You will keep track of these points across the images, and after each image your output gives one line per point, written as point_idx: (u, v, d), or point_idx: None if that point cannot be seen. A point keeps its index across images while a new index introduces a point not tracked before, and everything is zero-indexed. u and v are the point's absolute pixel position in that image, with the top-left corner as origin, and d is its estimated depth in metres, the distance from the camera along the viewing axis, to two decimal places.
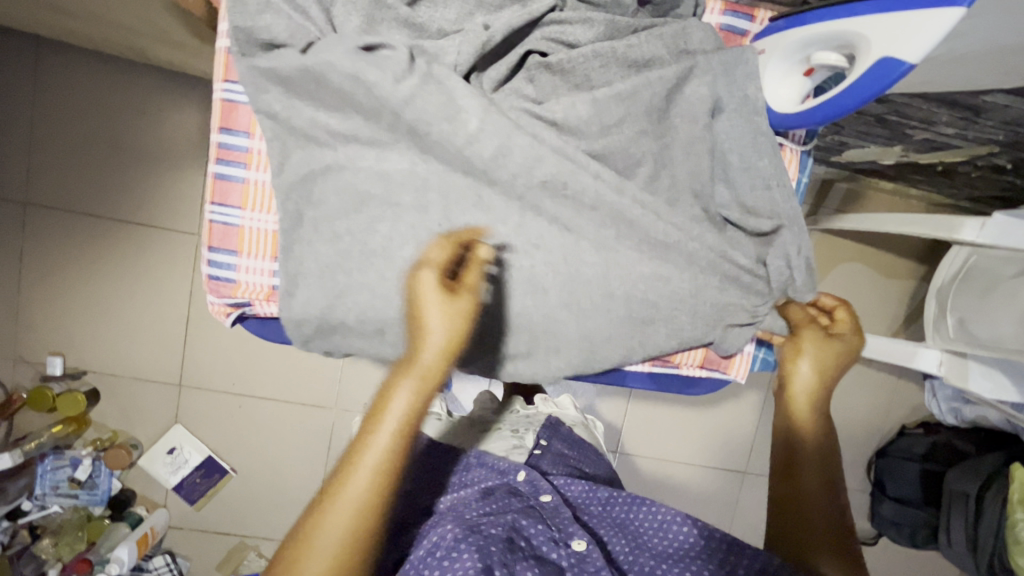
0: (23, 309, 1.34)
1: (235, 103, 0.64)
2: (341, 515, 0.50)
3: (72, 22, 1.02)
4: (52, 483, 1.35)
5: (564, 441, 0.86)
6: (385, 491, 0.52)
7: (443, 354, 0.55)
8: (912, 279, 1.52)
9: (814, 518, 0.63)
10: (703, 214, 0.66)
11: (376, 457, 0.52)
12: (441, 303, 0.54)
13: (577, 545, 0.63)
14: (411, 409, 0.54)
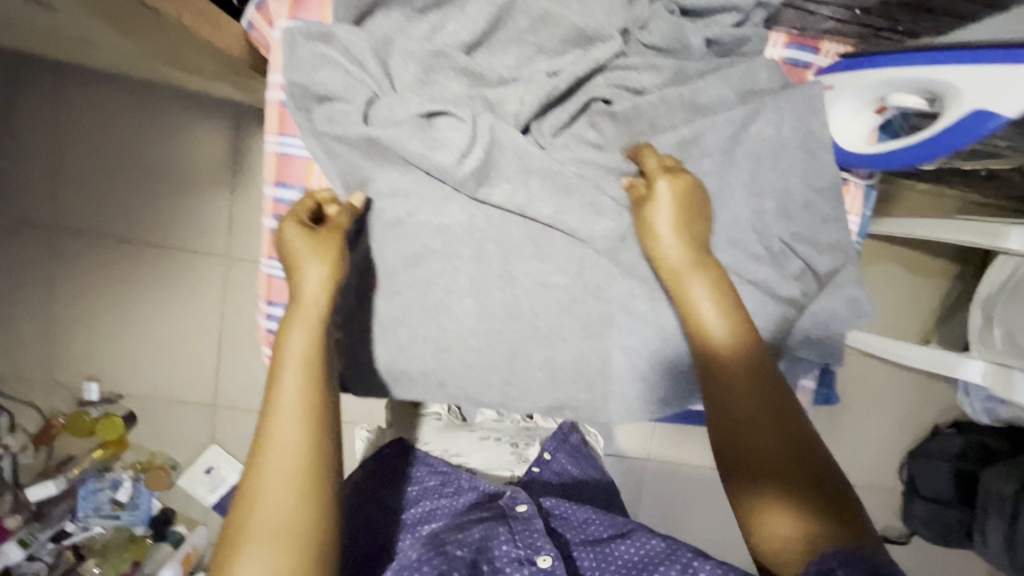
0: (57, 334, 1.35)
1: (290, 159, 0.64)
2: (276, 462, 0.47)
3: (94, 52, 0.99)
4: (94, 505, 1.34)
5: (569, 455, 0.88)
6: (320, 425, 0.50)
7: (325, 283, 0.56)
8: (950, 279, 1.47)
9: (768, 455, 0.51)
10: (766, 251, 0.64)
11: (294, 399, 0.50)
12: (313, 244, 0.57)
13: (543, 562, 0.61)
14: (309, 344, 0.53)
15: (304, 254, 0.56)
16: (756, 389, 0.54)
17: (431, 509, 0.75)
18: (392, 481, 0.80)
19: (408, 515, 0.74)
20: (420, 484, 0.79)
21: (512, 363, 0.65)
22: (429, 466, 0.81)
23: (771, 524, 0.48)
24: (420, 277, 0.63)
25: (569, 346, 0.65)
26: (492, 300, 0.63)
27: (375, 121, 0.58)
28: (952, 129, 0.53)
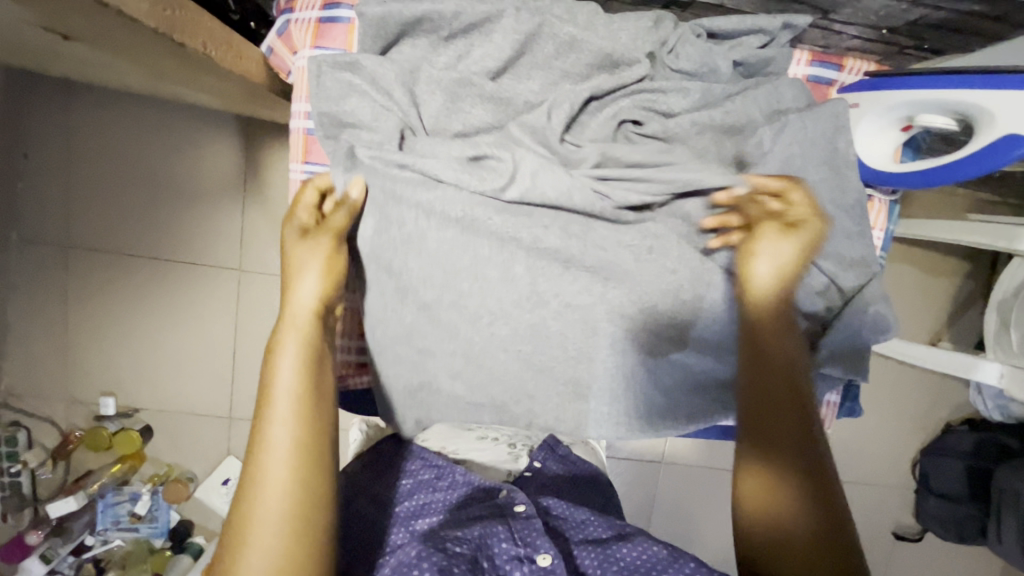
0: (72, 351, 1.35)
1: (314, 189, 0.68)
2: (265, 497, 0.48)
3: (100, 74, 0.98)
4: (113, 518, 1.35)
5: (562, 461, 0.94)
6: (311, 455, 0.51)
7: (316, 305, 0.59)
8: (960, 277, 1.47)
9: (783, 430, 0.57)
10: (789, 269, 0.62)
11: (284, 429, 0.52)
12: (310, 245, 0.60)
13: (543, 560, 0.64)
14: (298, 369, 0.55)
15: (304, 263, 0.60)
16: (792, 392, 0.58)
17: (425, 502, 0.78)
18: (387, 474, 0.85)
19: (400, 508, 0.78)
20: (414, 477, 0.83)
21: (539, 383, 0.65)
22: (425, 461, 0.85)
23: (751, 482, 0.56)
24: (445, 299, 0.62)
25: (597, 365, 0.65)
26: (520, 320, 0.63)
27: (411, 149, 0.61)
28: (976, 155, 0.57)
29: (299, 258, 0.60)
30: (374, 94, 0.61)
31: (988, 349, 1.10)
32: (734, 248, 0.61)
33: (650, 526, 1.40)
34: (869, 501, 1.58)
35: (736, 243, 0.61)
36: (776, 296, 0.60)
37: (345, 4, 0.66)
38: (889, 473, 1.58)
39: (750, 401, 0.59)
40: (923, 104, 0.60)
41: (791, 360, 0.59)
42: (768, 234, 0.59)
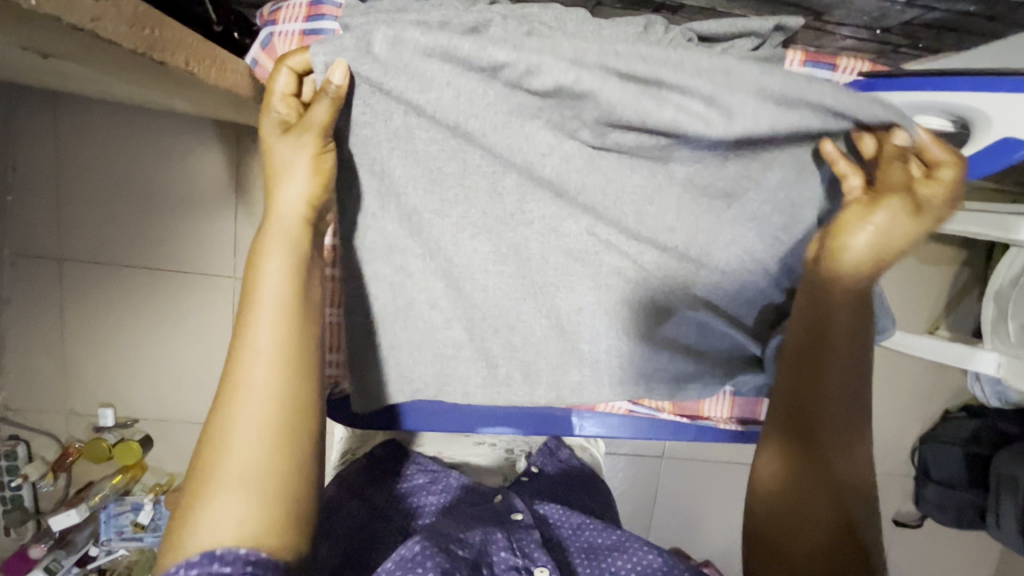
0: (69, 363, 1.34)
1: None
2: (249, 398, 0.50)
3: (87, 87, 0.97)
4: (116, 528, 1.32)
5: (557, 467, 0.97)
6: (296, 362, 0.52)
7: (305, 209, 0.56)
8: (957, 265, 1.47)
9: (821, 411, 0.60)
10: (770, 273, 0.64)
11: (268, 334, 0.52)
12: (290, 146, 0.54)
13: (540, 572, 0.64)
14: (285, 273, 0.54)
15: (290, 160, 0.55)
16: (842, 381, 0.60)
17: (420, 505, 0.83)
18: (383, 479, 0.89)
19: (393, 511, 0.82)
20: (409, 481, 0.88)
21: (537, 389, 0.65)
22: (420, 466, 0.90)
23: (768, 466, 0.63)
24: (444, 308, 0.64)
25: (595, 371, 0.64)
26: (512, 331, 0.64)
27: (407, 160, 0.58)
28: (978, 156, 0.56)
29: (284, 158, 0.55)
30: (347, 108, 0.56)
31: (985, 338, 1.10)
32: (852, 201, 0.56)
33: (651, 522, 1.40)
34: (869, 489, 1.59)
35: (862, 197, 0.55)
36: (869, 269, 0.57)
37: (330, 14, 0.63)
38: (888, 461, 1.58)
39: (795, 361, 0.62)
40: (923, 108, 0.58)
41: (851, 320, 0.60)
42: (900, 208, 0.54)
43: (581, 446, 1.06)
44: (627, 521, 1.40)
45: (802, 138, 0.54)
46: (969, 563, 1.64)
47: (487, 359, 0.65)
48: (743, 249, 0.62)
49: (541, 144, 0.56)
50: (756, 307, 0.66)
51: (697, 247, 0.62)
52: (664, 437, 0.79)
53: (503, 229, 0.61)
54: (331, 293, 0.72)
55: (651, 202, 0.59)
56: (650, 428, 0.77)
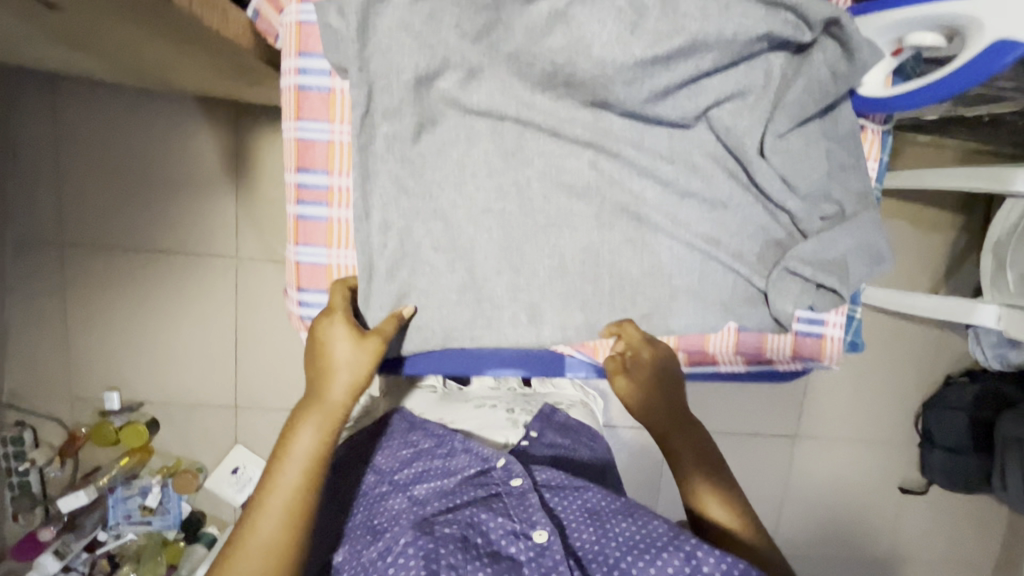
0: (74, 346, 1.34)
1: (312, 223, 0.62)
2: (252, 561, 0.52)
3: (86, 60, 0.96)
4: (124, 512, 1.33)
5: (558, 429, 0.90)
6: (301, 524, 0.54)
7: (348, 397, 0.60)
8: (955, 229, 1.48)
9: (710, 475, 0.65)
10: (766, 205, 0.65)
11: (284, 499, 0.55)
12: (352, 345, 0.60)
13: (538, 537, 0.63)
14: (316, 447, 0.57)
15: (345, 359, 0.60)
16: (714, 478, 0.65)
17: (424, 471, 0.75)
18: (388, 444, 0.80)
19: (398, 475, 0.75)
20: (414, 446, 0.79)
21: (544, 331, 0.65)
22: (426, 431, 0.81)
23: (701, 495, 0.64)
24: (446, 249, 0.63)
25: (599, 307, 0.65)
26: (516, 270, 0.64)
27: (401, 92, 0.58)
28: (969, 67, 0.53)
29: (343, 356, 0.60)
30: (341, 40, 0.56)
31: (985, 293, 1.12)
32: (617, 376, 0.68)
33: (659, 494, 1.40)
34: (876, 457, 1.59)
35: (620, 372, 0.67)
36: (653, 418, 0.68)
37: None
38: (894, 430, 1.58)
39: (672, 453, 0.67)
40: (910, 23, 0.57)
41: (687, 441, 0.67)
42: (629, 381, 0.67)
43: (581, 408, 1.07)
44: (636, 492, 1.40)
45: (751, 50, 0.57)
46: (977, 530, 1.64)
47: (490, 298, 0.64)
48: (740, 181, 0.64)
49: (534, 74, 0.58)
50: (759, 242, 0.66)
51: (695, 174, 0.63)
52: None
53: (501, 166, 0.61)
54: (341, 234, 0.63)
55: (645, 135, 0.62)
56: None
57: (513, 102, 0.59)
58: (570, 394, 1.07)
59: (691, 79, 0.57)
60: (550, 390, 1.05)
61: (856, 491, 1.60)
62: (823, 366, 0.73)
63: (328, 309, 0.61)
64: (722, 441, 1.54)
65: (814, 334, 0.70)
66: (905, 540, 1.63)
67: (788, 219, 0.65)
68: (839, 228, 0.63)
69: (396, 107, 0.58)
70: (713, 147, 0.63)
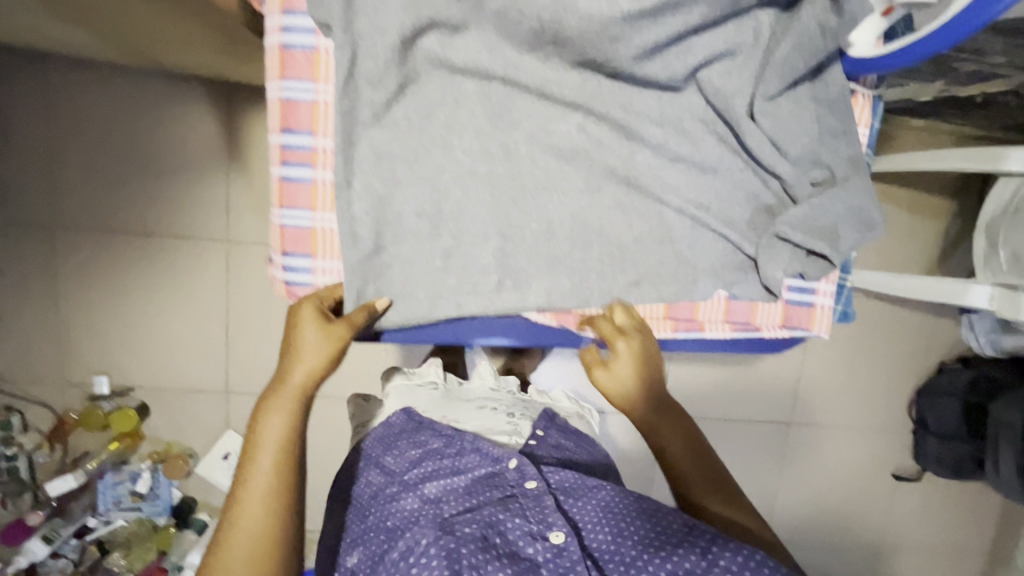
0: (62, 331, 1.31)
1: (296, 185, 0.62)
2: (240, 546, 0.53)
3: (85, 34, 0.93)
4: (113, 498, 1.33)
5: (560, 432, 0.87)
6: (282, 505, 0.56)
7: (312, 380, 0.61)
8: (951, 215, 1.46)
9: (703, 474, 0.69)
10: (754, 170, 0.64)
11: (263, 483, 0.56)
12: (318, 331, 0.61)
13: (555, 538, 0.63)
14: (285, 431, 0.59)
15: (308, 342, 0.61)
16: (707, 477, 0.69)
17: (433, 470, 0.73)
18: (395, 445, 0.78)
19: (408, 475, 0.73)
20: (422, 447, 0.77)
21: (532, 297, 0.64)
22: (434, 431, 0.79)
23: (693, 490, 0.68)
24: (431, 215, 0.62)
25: (587, 273, 0.65)
26: (503, 234, 0.63)
27: (382, 51, 0.56)
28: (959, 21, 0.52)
29: (308, 342, 0.61)
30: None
31: (977, 272, 1.11)
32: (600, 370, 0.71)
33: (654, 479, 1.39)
34: (872, 444, 1.59)
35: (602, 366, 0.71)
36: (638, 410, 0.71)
37: None
38: (888, 417, 1.58)
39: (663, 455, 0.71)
40: None
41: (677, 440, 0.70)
42: (608, 375, 0.71)
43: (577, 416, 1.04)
44: (631, 477, 1.39)
45: (740, 9, 0.56)
46: (971, 518, 1.64)
47: (476, 263, 0.63)
48: (729, 145, 0.63)
49: (521, 32, 0.56)
50: (749, 208, 0.65)
51: (684, 138, 0.62)
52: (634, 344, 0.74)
53: (487, 128, 0.61)
54: (323, 197, 0.62)
55: (634, 98, 0.61)
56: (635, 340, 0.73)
57: (499, 62, 0.58)
58: (567, 406, 1.04)
59: (679, 38, 0.56)
60: (547, 399, 1.03)
61: (850, 478, 1.60)
62: (813, 336, 0.73)
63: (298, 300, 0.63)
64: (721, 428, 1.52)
65: (805, 303, 0.70)
66: (899, 527, 1.63)
67: (778, 184, 0.65)
68: (829, 193, 0.63)
69: (379, 68, 0.57)
70: (703, 112, 0.62)
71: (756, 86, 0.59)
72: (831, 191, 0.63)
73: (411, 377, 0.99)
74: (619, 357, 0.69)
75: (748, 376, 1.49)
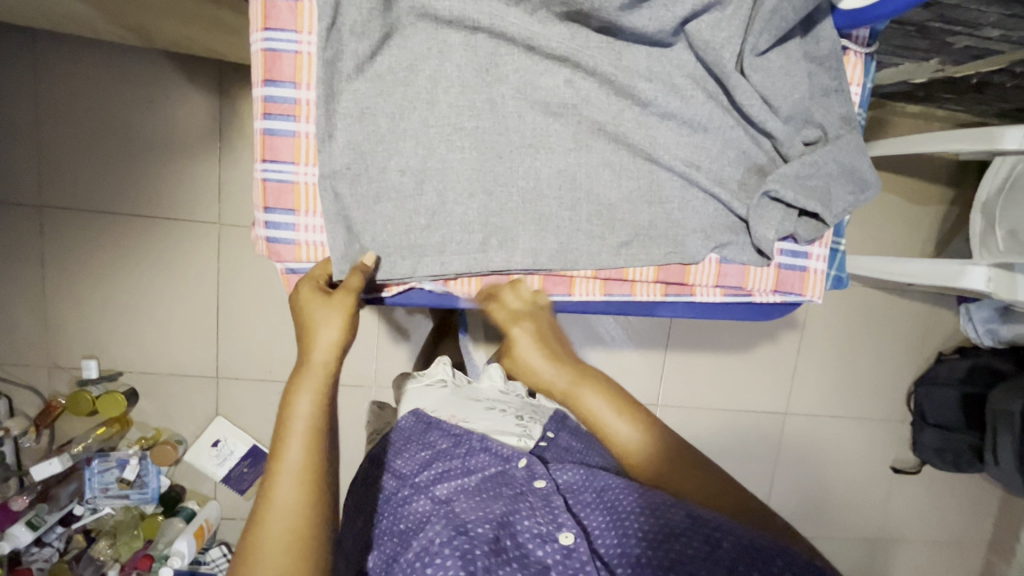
0: (52, 314, 1.28)
1: (279, 139, 0.61)
2: (277, 531, 0.50)
3: (94, 12, 0.93)
4: (101, 485, 1.28)
5: (572, 435, 0.83)
6: (318, 483, 0.54)
7: (333, 354, 0.60)
8: (947, 202, 1.45)
9: (667, 457, 0.66)
10: (743, 126, 0.64)
11: (297, 464, 0.54)
12: (324, 304, 0.60)
13: (564, 539, 0.60)
14: (314, 408, 0.57)
15: (320, 317, 0.60)
16: (669, 459, 0.66)
17: (445, 471, 0.73)
18: (406, 448, 0.78)
19: (420, 477, 0.72)
20: (432, 448, 0.77)
21: (519, 257, 0.63)
22: (442, 431, 0.80)
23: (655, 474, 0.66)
24: (415, 171, 0.61)
25: (576, 231, 0.63)
26: (488, 192, 0.62)
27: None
28: None
29: (318, 315, 0.60)
30: None
31: (974, 252, 1.11)
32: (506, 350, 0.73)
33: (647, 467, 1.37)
34: (870, 435, 1.57)
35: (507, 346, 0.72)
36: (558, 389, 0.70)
37: None
38: (886, 409, 1.56)
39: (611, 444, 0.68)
40: None
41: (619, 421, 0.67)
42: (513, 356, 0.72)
43: None
44: None
45: None
46: (969, 512, 1.63)
47: (459, 221, 0.62)
48: (720, 102, 0.63)
49: None
50: (741, 167, 0.64)
51: (674, 92, 0.61)
52: (632, 308, 0.74)
53: (474, 81, 0.60)
54: (305, 151, 0.61)
55: (622, 51, 0.60)
56: (632, 307, 0.73)
57: (486, 15, 0.57)
58: None
59: None
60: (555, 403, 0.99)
61: (849, 472, 1.58)
62: (806, 301, 0.72)
63: (300, 280, 0.62)
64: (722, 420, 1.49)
65: (798, 267, 0.69)
66: (898, 520, 1.61)
67: (770, 143, 0.64)
68: (821, 150, 0.61)
69: (363, 18, 0.56)
70: (693, 68, 0.62)
71: (745, 38, 0.59)
72: (824, 150, 0.61)
73: (419, 379, 0.98)
74: (519, 344, 0.70)
75: (745, 364, 1.47)
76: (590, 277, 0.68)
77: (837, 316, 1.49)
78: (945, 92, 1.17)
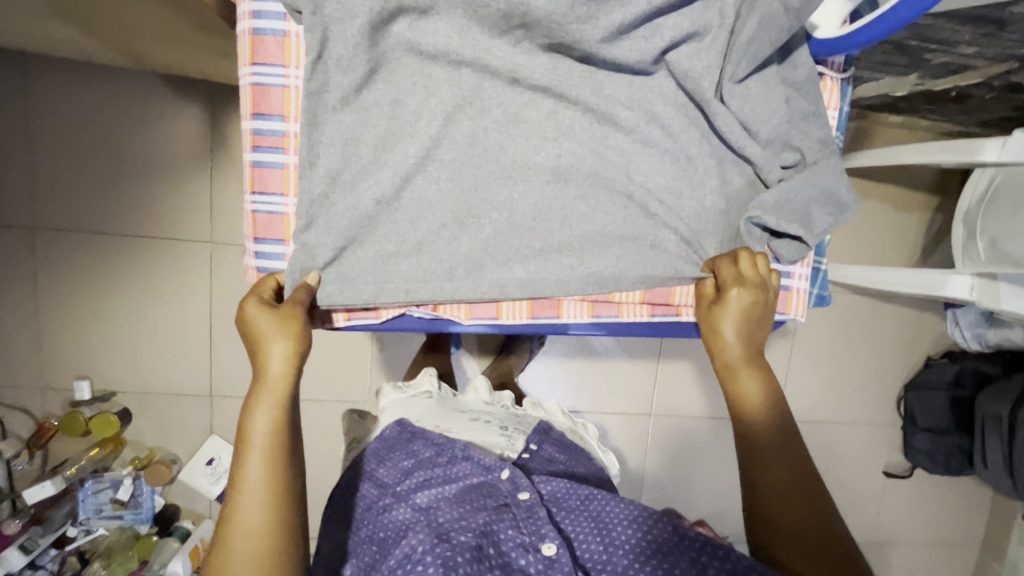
0: (45, 335, 1.28)
1: (268, 170, 0.62)
2: (242, 553, 0.51)
3: (86, 38, 0.95)
4: (95, 506, 1.29)
5: (555, 447, 0.83)
6: (281, 500, 0.54)
7: (291, 364, 0.58)
8: (932, 210, 1.47)
9: (803, 510, 0.57)
10: (723, 150, 0.65)
11: (259, 484, 0.54)
12: (273, 318, 0.59)
13: (547, 549, 0.61)
14: (272, 424, 0.56)
15: (269, 331, 0.58)
16: (802, 507, 0.57)
17: (426, 479, 0.72)
18: (389, 456, 0.77)
19: (402, 486, 0.72)
20: (415, 457, 0.76)
21: (506, 281, 0.64)
22: (426, 440, 0.78)
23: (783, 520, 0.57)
24: (403, 200, 0.62)
25: (562, 256, 0.64)
26: (476, 220, 0.63)
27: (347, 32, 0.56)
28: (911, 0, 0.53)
29: (267, 329, 0.59)
30: None
31: (957, 260, 1.13)
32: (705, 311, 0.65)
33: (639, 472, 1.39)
34: (863, 439, 1.58)
35: (711, 302, 0.65)
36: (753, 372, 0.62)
37: None
38: (877, 414, 1.58)
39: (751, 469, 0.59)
40: None
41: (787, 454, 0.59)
42: (714, 318, 0.64)
43: (571, 431, 0.97)
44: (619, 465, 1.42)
45: None
46: (961, 513, 1.64)
47: (448, 249, 0.63)
48: (701, 128, 0.64)
49: (492, 15, 0.57)
50: (722, 189, 0.66)
51: (655, 119, 0.63)
52: (617, 326, 0.75)
53: (460, 111, 0.61)
54: (292, 181, 0.62)
55: (604, 80, 0.62)
56: (616, 325, 0.74)
57: (470, 48, 0.59)
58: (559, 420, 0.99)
59: (644, 21, 0.58)
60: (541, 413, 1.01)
61: (842, 476, 1.59)
62: (789, 319, 0.73)
63: (245, 295, 0.61)
64: (719, 429, 1.48)
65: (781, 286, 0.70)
66: (892, 522, 1.63)
67: (750, 168, 0.66)
68: (800, 175, 0.63)
69: (348, 51, 0.57)
70: (675, 95, 0.63)
71: (724, 66, 0.60)
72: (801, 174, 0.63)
73: (405, 391, 0.98)
74: (731, 309, 0.63)
75: None
76: (578, 299, 0.69)
77: (826, 324, 1.51)
78: (925, 104, 1.20)
